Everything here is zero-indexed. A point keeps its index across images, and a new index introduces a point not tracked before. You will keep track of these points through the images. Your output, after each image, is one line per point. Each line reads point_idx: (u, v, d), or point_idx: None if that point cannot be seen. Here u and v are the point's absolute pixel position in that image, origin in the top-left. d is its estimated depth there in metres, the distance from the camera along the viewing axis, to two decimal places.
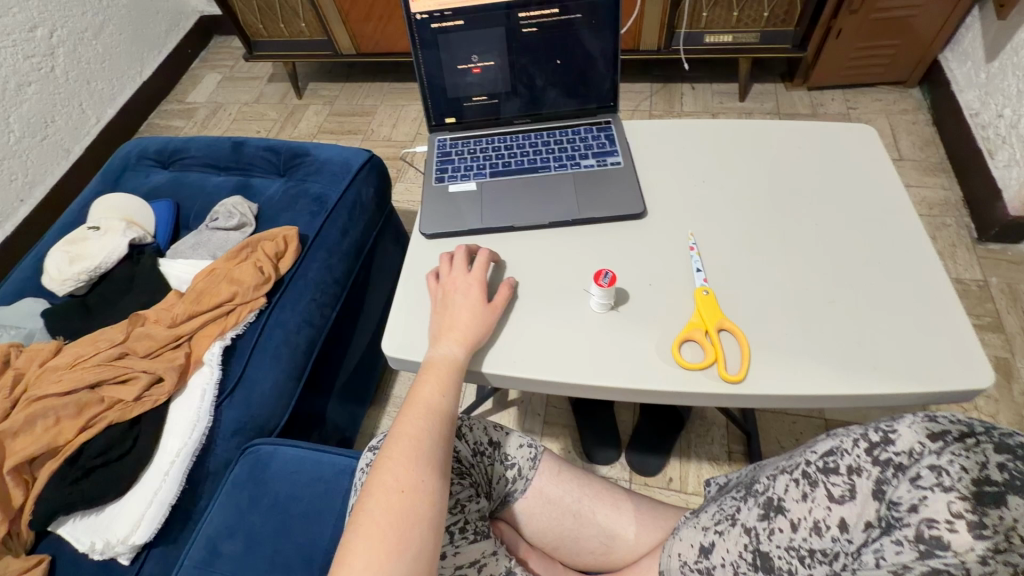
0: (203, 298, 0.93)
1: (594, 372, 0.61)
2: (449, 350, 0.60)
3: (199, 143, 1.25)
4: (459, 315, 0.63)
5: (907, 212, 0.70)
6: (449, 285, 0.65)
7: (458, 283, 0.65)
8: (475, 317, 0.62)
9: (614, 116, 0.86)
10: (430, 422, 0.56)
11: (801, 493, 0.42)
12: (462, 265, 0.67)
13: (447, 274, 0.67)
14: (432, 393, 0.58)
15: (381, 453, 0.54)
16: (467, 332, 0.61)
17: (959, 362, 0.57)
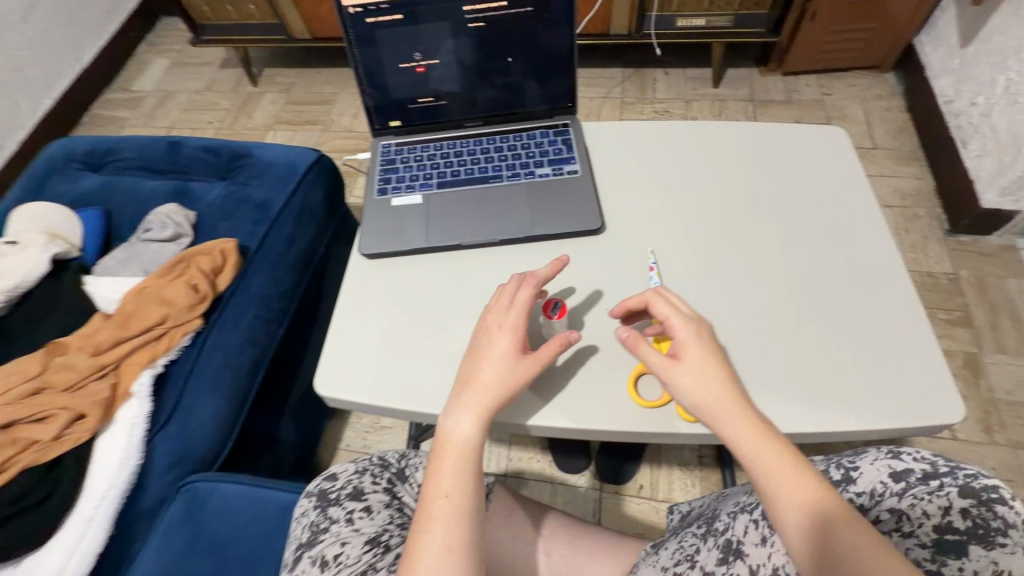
0: (131, 321, 0.85)
1: (545, 410, 0.57)
2: (469, 416, 0.52)
3: (131, 143, 1.14)
4: (490, 369, 0.53)
5: (878, 224, 0.66)
6: (496, 325, 0.56)
7: (506, 324, 0.55)
8: (506, 379, 0.53)
9: (572, 117, 0.80)
10: (465, 470, 0.51)
11: (760, 537, 0.51)
12: (522, 301, 0.56)
13: (502, 309, 0.57)
14: (455, 467, 0.51)
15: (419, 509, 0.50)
16: (492, 396, 0.52)
17: (926, 394, 0.54)
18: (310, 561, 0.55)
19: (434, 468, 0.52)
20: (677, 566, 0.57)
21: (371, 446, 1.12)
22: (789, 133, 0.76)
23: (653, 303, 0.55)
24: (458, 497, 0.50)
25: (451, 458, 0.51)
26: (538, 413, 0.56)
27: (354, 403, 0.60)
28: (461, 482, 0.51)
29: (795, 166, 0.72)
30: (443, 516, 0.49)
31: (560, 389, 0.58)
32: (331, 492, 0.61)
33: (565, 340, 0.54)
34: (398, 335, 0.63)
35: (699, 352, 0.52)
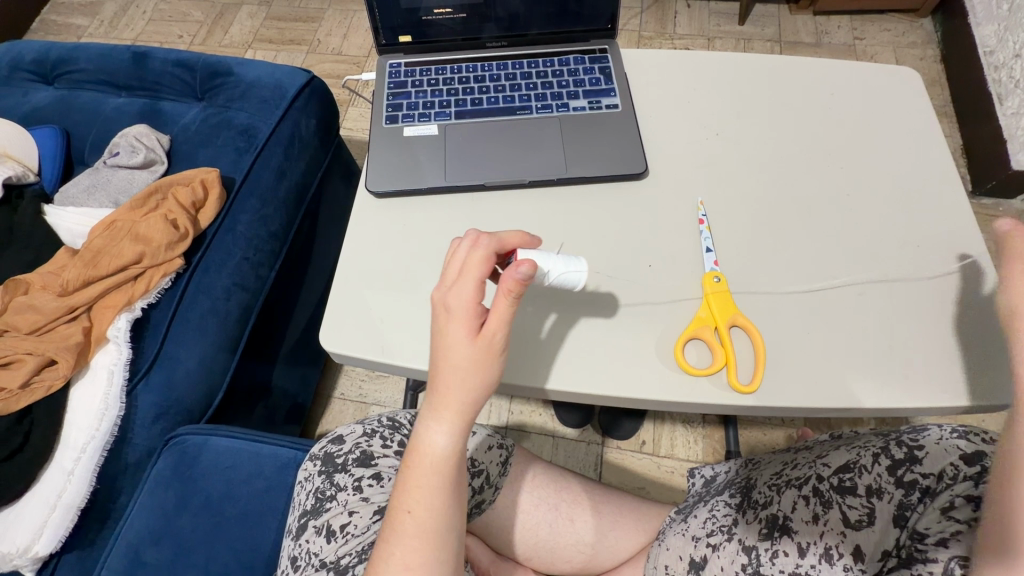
0: (101, 260, 0.76)
1: (551, 368, 0.51)
2: (439, 421, 0.42)
3: (90, 51, 0.98)
4: (450, 376, 0.41)
5: (952, 184, 0.59)
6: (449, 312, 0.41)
7: (448, 341, 0.41)
8: (471, 383, 0.41)
9: (611, 43, 0.69)
10: (440, 476, 0.42)
11: (813, 515, 0.48)
12: (463, 274, 0.41)
13: (443, 282, 0.42)
14: (423, 478, 0.42)
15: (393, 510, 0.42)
16: (462, 392, 0.41)
17: (997, 370, 0.50)
18: (316, 530, 0.52)
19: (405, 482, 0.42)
20: (711, 537, 0.54)
21: (367, 396, 1.07)
22: (853, 74, 0.67)
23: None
24: (433, 506, 0.42)
25: (426, 468, 0.42)
26: (545, 373, 0.51)
27: (364, 361, 0.53)
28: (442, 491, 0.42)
29: (860, 113, 0.64)
30: (416, 535, 0.41)
31: (604, 361, 0.51)
32: (338, 457, 0.56)
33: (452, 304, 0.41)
34: (414, 286, 0.56)
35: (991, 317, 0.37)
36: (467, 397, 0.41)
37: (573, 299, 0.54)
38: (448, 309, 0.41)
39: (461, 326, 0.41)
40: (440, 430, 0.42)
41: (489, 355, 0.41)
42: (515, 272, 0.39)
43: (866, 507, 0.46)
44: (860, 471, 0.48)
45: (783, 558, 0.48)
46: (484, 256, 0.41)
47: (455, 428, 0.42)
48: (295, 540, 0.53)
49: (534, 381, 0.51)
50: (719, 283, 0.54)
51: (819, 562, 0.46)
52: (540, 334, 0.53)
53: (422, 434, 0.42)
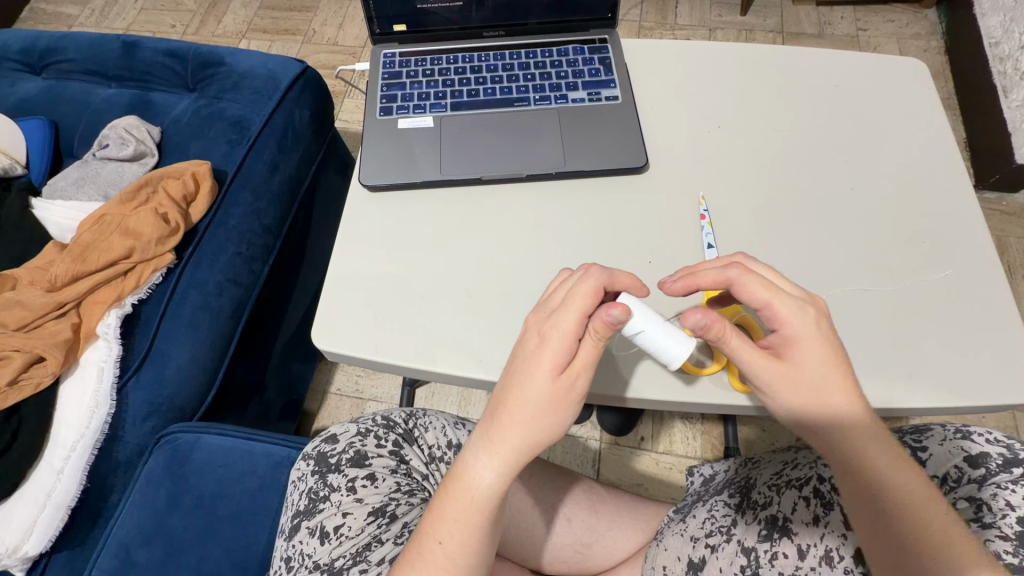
0: (90, 254, 0.75)
1: (626, 378, 0.49)
2: (491, 455, 0.40)
3: (78, 40, 0.96)
4: (518, 409, 0.40)
5: (957, 177, 0.58)
6: (542, 342, 0.41)
7: (531, 377, 0.40)
8: (538, 427, 0.40)
9: (611, 32, 0.68)
10: (477, 512, 0.41)
11: (813, 516, 0.48)
12: (569, 302, 0.40)
13: (544, 307, 0.42)
14: (461, 510, 0.41)
15: (424, 532, 0.42)
16: (527, 433, 0.40)
17: (1002, 370, 0.49)
18: (309, 532, 0.51)
19: (439, 506, 0.41)
20: (710, 537, 0.53)
21: (363, 392, 1.06)
22: (859, 64, 0.65)
23: (740, 286, 0.43)
24: (464, 542, 0.41)
25: (465, 501, 0.41)
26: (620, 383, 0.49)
27: (357, 359, 0.52)
28: (472, 528, 0.41)
29: (866, 106, 0.63)
30: (444, 566, 0.40)
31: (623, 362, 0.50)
32: (331, 456, 0.55)
33: (551, 333, 0.40)
34: (408, 280, 0.55)
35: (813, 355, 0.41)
36: (529, 438, 0.40)
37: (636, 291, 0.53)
38: (545, 336, 0.41)
39: (552, 361, 0.40)
40: (491, 464, 0.40)
41: (570, 401, 0.40)
42: (606, 313, 0.39)
43: None
44: None
45: (783, 560, 0.48)
46: (597, 287, 0.41)
47: (508, 467, 0.40)
48: (287, 540, 0.52)
49: (605, 391, 0.49)
50: None
51: (820, 564, 0.46)
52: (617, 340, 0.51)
53: (471, 465, 0.41)
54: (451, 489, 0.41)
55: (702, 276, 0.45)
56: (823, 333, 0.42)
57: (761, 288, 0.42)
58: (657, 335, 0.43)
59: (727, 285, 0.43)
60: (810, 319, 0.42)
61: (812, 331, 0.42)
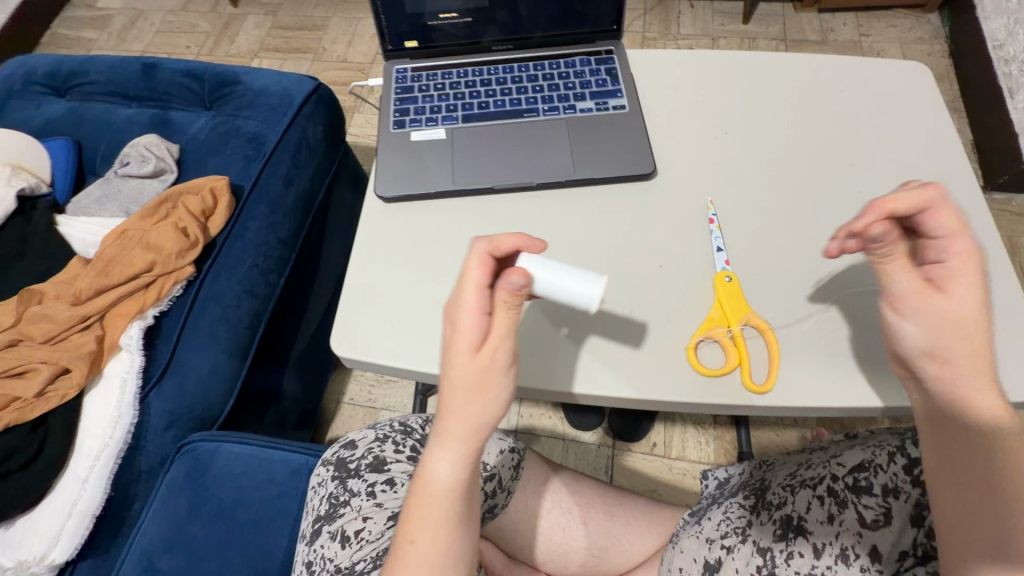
0: (113, 268, 0.77)
1: (572, 374, 0.51)
2: (448, 449, 0.40)
3: (101, 63, 0.99)
4: (450, 398, 0.40)
5: (962, 178, 0.59)
6: (458, 328, 0.40)
7: (455, 364, 0.40)
8: (473, 410, 0.40)
9: (616, 43, 0.69)
10: (446, 508, 0.41)
11: (827, 515, 0.48)
12: (467, 285, 0.40)
13: (451, 296, 0.42)
14: (427, 506, 0.41)
15: (397, 539, 0.41)
16: (471, 421, 0.40)
17: (1016, 367, 0.49)
18: (331, 536, 0.52)
19: (408, 508, 0.41)
20: (726, 539, 0.54)
21: (376, 401, 1.07)
22: (861, 69, 0.66)
23: (929, 216, 0.41)
24: (439, 536, 0.40)
25: (432, 496, 0.41)
26: (567, 379, 0.51)
27: (376, 365, 0.53)
28: (445, 522, 0.40)
29: (870, 110, 0.64)
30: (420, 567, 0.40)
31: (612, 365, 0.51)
32: (351, 462, 0.56)
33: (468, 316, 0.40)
34: (425, 288, 0.56)
35: (971, 297, 0.39)
36: (474, 425, 0.40)
37: (643, 290, 0.54)
38: (455, 320, 0.41)
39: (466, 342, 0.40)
40: (447, 457, 0.40)
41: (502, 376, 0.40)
42: (505, 282, 0.39)
43: (882, 506, 0.46)
44: (874, 471, 0.47)
45: (799, 560, 0.48)
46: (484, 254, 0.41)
47: (462, 455, 0.40)
48: (309, 545, 0.53)
49: (552, 386, 0.51)
50: (730, 282, 0.53)
51: (835, 563, 0.46)
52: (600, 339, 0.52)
53: (428, 462, 0.41)
54: (416, 496, 0.41)
55: (891, 203, 0.41)
56: (975, 265, 0.40)
57: (950, 220, 0.40)
58: (552, 272, 0.44)
59: (918, 212, 0.41)
60: (975, 273, 0.40)
61: (965, 268, 0.40)
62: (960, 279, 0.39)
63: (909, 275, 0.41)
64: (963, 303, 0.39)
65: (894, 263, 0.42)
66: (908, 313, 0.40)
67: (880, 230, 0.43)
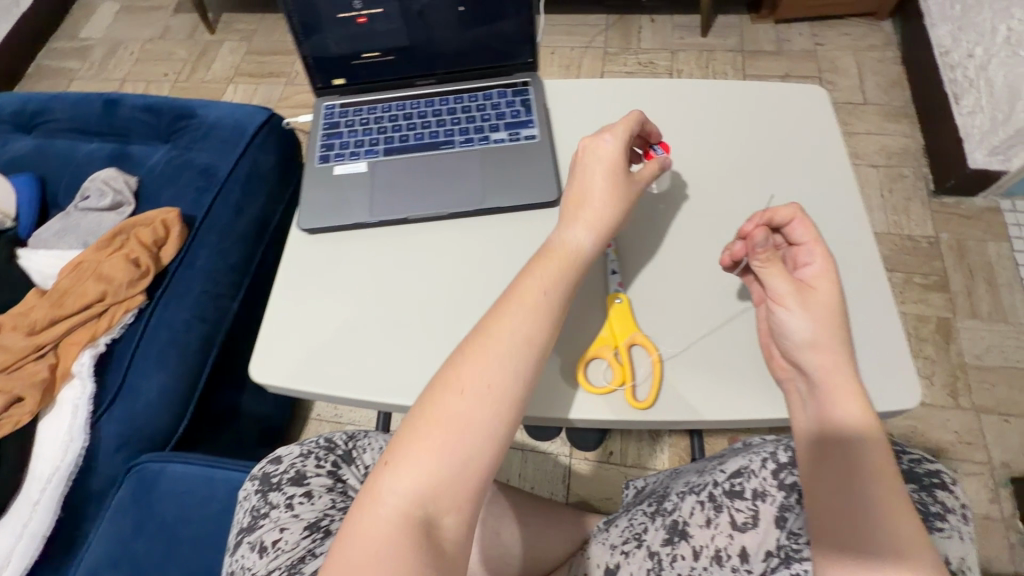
0: (67, 299, 0.81)
1: None
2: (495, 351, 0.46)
3: (65, 100, 1.04)
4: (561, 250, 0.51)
5: (850, 197, 0.62)
6: (593, 165, 0.55)
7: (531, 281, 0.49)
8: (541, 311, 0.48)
9: (533, 75, 0.73)
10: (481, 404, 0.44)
11: (706, 518, 0.51)
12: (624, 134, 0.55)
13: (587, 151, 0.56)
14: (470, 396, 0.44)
15: (423, 423, 0.43)
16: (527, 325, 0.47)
17: (885, 378, 0.52)
18: (250, 546, 0.54)
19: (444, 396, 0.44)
20: (625, 545, 0.57)
21: (342, 417, 1.10)
22: (764, 93, 0.70)
23: (796, 227, 0.51)
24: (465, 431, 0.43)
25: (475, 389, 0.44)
26: None
27: (292, 390, 0.57)
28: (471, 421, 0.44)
29: (769, 133, 0.67)
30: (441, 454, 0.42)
31: None
32: (274, 476, 0.59)
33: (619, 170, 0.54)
34: (341, 315, 0.60)
35: (829, 298, 0.48)
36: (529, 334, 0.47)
37: None
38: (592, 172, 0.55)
39: (603, 179, 0.54)
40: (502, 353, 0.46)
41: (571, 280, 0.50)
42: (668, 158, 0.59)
43: (751, 509, 0.49)
44: (747, 476, 0.51)
45: (681, 561, 0.52)
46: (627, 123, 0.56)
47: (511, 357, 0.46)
48: (231, 555, 0.56)
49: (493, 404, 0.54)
50: (621, 303, 0.57)
51: (711, 564, 0.50)
52: None
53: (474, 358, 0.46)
54: (448, 380, 0.45)
55: (777, 213, 0.51)
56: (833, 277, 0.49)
57: (810, 236, 0.50)
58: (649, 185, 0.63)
59: (790, 223, 0.51)
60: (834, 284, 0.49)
61: (824, 278, 0.49)
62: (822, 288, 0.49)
63: (784, 282, 0.50)
64: (829, 296, 0.48)
65: (770, 273, 0.50)
66: (792, 307, 0.49)
67: (762, 237, 0.50)
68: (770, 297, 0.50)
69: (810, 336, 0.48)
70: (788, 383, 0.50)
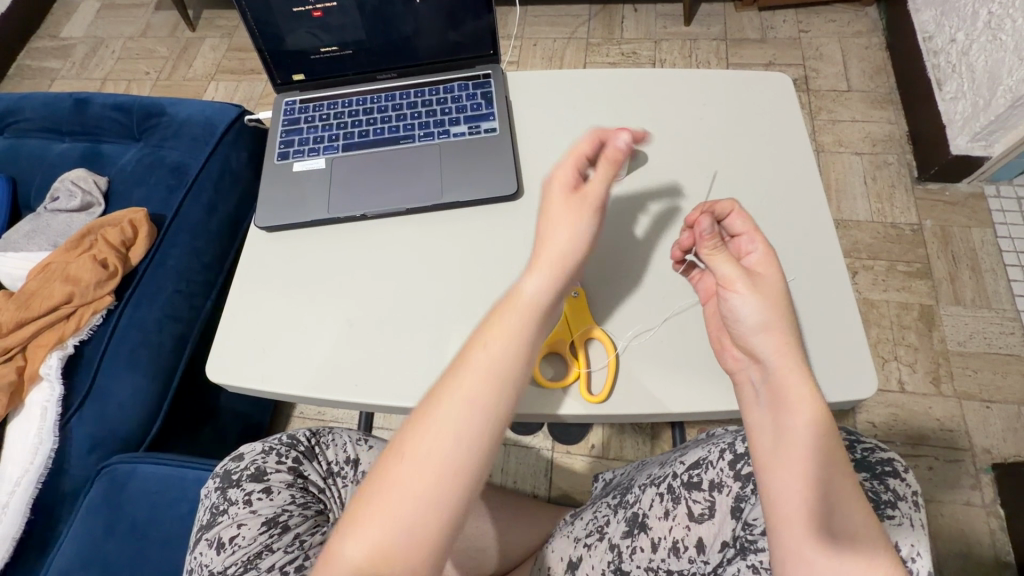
0: (34, 301, 0.81)
1: None
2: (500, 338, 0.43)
3: (34, 100, 1.03)
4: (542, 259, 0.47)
5: (813, 186, 0.61)
6: (557, 189, 0.49)
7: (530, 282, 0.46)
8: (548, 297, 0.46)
9: (495, 67, 0.72)
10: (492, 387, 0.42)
11: (664, 510, 0.51)
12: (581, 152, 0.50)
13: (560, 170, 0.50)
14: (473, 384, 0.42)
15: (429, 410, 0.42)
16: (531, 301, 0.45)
17: (843, 368, 0.51)
18: (207, 543, 0.55)
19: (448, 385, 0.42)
20: (588, 537, 0.57)
21: (324, 414, 1.10)
22: (728, 81, 0.69)
23: (733, 214, 0.51)
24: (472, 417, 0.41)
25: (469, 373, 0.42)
26: None
27: (248, 389, 0.57)
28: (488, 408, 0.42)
29: (732, 121, 0.66)
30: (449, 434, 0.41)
31: None
32: (234, 473, 0.59)
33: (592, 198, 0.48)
34: (299, 313, 0.59)
35: (771, 281, 0.48)
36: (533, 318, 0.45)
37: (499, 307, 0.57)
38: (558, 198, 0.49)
39: (562, 192, 0.49)
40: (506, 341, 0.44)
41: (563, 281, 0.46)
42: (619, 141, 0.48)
43: (708, 501, 0.49)
44: (704, 467, 0.50)
45: (640, 553, 0.52)
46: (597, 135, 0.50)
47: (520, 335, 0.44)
48: (190, 553, 0.56)
49: None
50: (578, 296, 0.56)
51: (669, 555, 0.50)
52: None
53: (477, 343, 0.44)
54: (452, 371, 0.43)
55: (717, 206, 0.52)
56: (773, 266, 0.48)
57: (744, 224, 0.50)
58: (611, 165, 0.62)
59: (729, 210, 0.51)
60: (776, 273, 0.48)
61: (766, 263, 0.48)
62: (766, 275, 0.48)
63: (728, 265, 0.48)
64: (775, 281, 0.48)
65: (714, 258, 0.49)
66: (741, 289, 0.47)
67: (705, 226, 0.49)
68: (719, 282, 0.48)
69: (757, 325, 0.46)
70: (741, 375, 0.48)
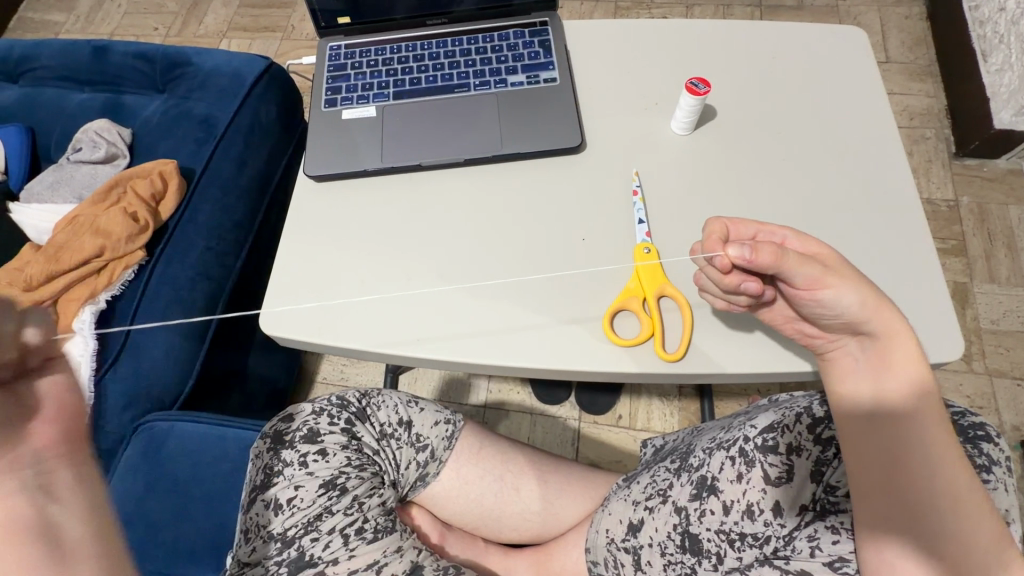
0: (63, 254, 0.79)
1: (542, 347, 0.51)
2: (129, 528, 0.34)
3: (51, 47, 0.98)
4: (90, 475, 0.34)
5: (892, 144, 0.59)
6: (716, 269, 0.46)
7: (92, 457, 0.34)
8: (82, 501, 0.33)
9: (552, 15, 0.68)
10: None
11: (736, 473, 0.49)
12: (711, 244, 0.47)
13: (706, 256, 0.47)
14: None
15: None
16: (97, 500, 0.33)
17: (927, 331, 0.50)
18: (264, 505, 0.54)
19: None
20: (649, 501, 0.56)
21: (351, 380, 1.08)
22: (799, 34, 0.65)
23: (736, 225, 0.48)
24: None
25: None
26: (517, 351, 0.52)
27: (303, 343, 0.55)
28: None
29: (805, 76, 0.63)
30: None
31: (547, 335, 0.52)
32: (286, 434, 0.57)
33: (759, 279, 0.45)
34: (353, 266, 0.57)
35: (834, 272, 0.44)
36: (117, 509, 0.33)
37: (566, 263, 0.55)
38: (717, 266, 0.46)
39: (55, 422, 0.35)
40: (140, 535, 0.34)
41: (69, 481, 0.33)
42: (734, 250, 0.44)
43: (784, 464, 0.47)
44: (779, 432, 0.48)
45: (710, 517, 0.50)
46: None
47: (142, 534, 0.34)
48: (243, 513, 0.55)
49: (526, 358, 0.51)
50: (649, 253, 0.54)
51: (742, 518, 0.48)
52: (539, 306, 0.53)
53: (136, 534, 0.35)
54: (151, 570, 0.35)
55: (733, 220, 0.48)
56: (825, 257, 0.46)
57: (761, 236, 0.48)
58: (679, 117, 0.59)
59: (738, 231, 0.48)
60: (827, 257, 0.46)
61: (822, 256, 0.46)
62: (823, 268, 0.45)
63: (801, 269, 0.44)
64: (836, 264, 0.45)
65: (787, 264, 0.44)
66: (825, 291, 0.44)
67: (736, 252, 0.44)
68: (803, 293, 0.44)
69: (861, 316, 0.43)
70: (835, 352, 0.46)
